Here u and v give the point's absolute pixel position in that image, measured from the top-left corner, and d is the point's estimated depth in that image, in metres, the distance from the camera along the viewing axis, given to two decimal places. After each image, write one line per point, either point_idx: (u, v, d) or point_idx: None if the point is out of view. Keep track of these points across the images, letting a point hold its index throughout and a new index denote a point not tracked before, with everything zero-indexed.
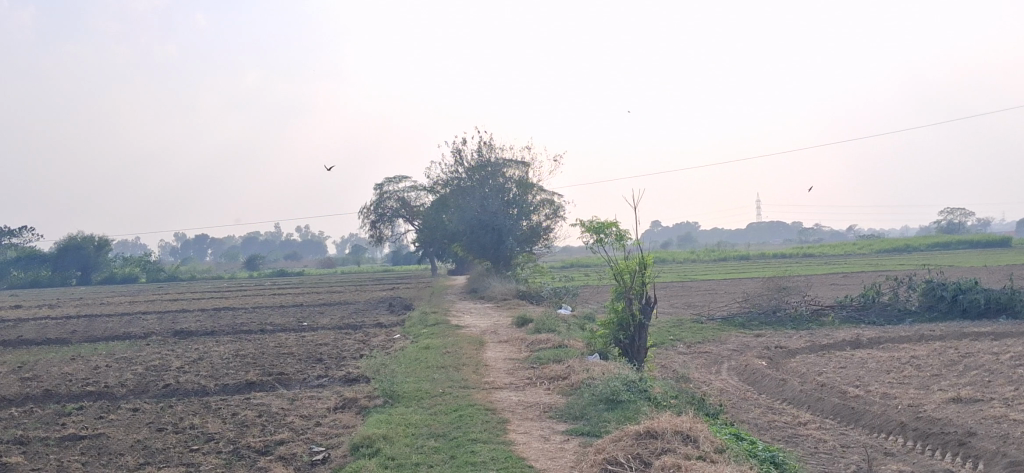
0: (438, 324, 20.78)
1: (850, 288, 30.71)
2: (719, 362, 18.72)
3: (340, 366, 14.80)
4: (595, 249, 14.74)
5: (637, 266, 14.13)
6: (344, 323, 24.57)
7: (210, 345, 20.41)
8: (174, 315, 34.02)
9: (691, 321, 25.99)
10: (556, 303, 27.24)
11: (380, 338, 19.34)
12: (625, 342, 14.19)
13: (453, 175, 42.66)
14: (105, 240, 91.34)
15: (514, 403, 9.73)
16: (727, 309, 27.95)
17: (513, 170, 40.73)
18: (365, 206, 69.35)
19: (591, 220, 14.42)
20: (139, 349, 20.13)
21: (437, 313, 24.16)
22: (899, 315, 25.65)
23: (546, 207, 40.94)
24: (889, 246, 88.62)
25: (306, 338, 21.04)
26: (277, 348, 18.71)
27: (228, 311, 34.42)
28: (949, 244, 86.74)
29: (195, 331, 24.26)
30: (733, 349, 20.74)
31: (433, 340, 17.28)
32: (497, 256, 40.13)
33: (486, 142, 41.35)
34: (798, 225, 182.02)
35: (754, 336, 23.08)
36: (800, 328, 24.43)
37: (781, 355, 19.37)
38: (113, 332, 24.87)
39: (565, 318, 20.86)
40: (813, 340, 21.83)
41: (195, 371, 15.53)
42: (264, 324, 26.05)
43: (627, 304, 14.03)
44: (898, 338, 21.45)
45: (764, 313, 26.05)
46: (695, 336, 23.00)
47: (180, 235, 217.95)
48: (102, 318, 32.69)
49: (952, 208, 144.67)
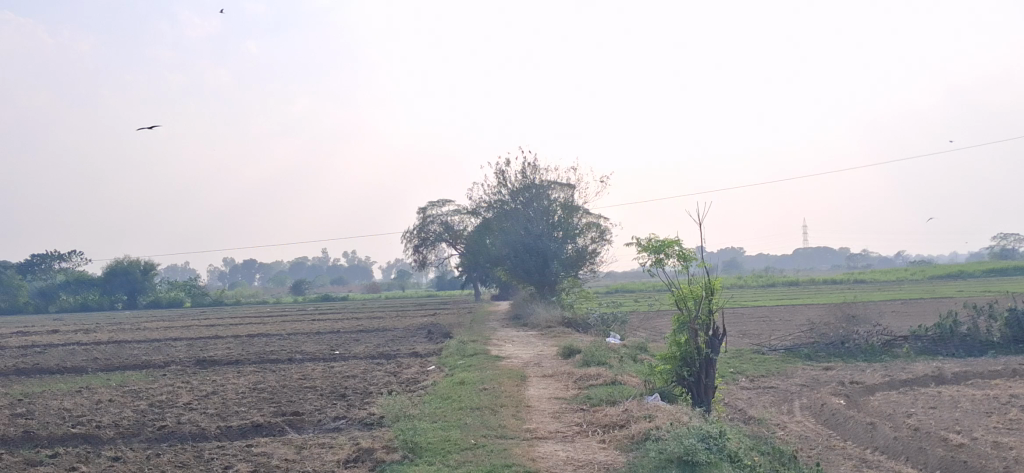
0: (476, 355, 18.96)
1: (921, 316, 28.32)
2: (790, 401, 16.70)
3: (363, 405, 13.07)
4: (653, 272, 12.82)
5: (703, 291, 12.25)
6: (377, 352, 22.88)
7: (229, 377, 18.83)
8: (204, 341, 32.70)
9: (752, 352, 23.84)
10: (602, 331, 25.31)
11: (412, 371, 17.63)
12: (690, 381, 12.32)
13: (497, 197, 40.97)
14: (151, 264, 90.58)
15: (561, 462, 7.89)
16: (790, 338, 25.84)
17: (558, 193, 38.93)
18: (408, 231, 68.05)
19: (649, 238, 12.52)
20: (154, 380, 18.65)
21: (476, 342, 22.33)
22: (982, 348, 23.30)
23: (593, 230, 38.77)
24: (942, 271, 85.37)
25: (333, 369, 19.35)
26: (300, 381, 17.03)
27: (262, 338, 33.03)
28: (1007, 271, 82.94)
29: (219, 361, 22.73)
30: (802, 384, 18.69)
31: (469, 373, 15.54)
32: (542, 282, 38.24)
33: (531, 163, 39.66)
34: (846, 251, 177.82)
35: (824, 369, 20.97)
36: (873, 360, 22.23)
37: (859, 393, 17.24)
38: (134, 361, 23.40)
39: (616, 348, 18.95)
40: (892, 374, 19.63)
41: (203, 409, 13.91)
42: (293, 352, 24.42)
43: (691, 337, 12.20)
44: (987, 373, 19.23)
45: (831, 343, 23.88)
46: (757, 368, 20.94)
47: (229, 261, 219.38)
48: (130, 345, 31.43)
49: (1008, 234, 139.33)
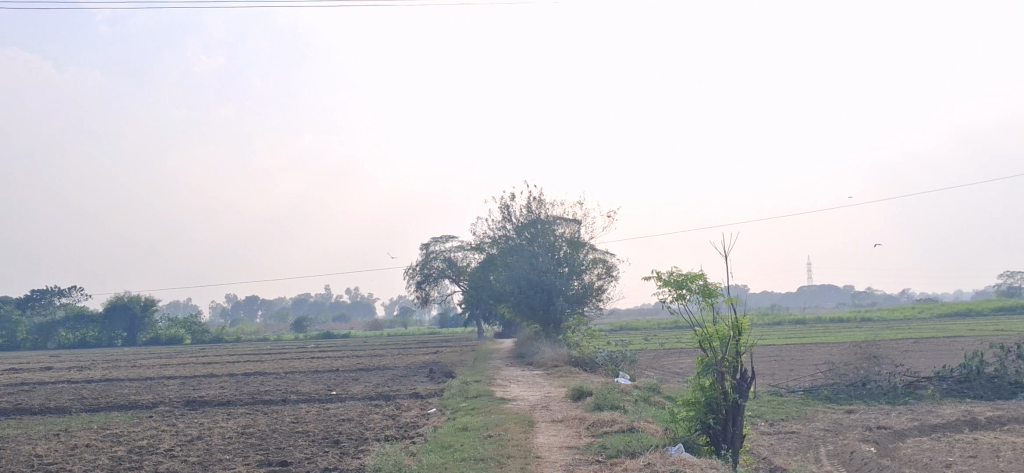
0: (480, 396, 17.90)
1: (943, 357, 27.18)
2: (815, 447, 15.62)
3: (357, 453, 12.04)
4: (675, 308, 11.85)
5: (731, 331, 11.28)
6: (376, 393, 21.80)
7: (218, 419, 17.79)
8: (198, 380, 31.62)
9: (768, 393, 22.74)
10: (611, 372, 24.25)
11: (412, 414, 16.57)
12: (715, 429, 11.37)
13: (501, 232, 40.14)
14: (152, 300, 89.67)
15: None
16: (807, 379, 24.73)
17: (564, 228, 38.03)
18: (411, 266, 67.16)
19: (671, 272, 11.58)
20: (138, 422, 17.61)
21: (480, 382, 21.27)
22: (1010, 389, 22.19)
23: (599, 266, 37.75)
24: (949, 310, 83.97)
25: (328, 411, 18.29)
26: (292, 425, 15.97)
27: (258, 377, 31.92)
28: (1015, 310, 81.59)
29: (210, 401, 21.69)
30: (825, 429, 17.59)
31: (473, 417, 14.50)
32: (546, 319, 37.09)
33: (536, 197, 38.85)
34: (850, 289, 176.71)
35: (846, 412, 19.89)
36: (896, 402, 21.15)
37: (888, 438, 16.15)
38: (120, 401, 22.31)
39: (627, 390, 17.91)
40: (920, 418, 18.49)
41: (183, 456, 12.87)
42: (287, 392, 23.34)
43: (716, 380, 11.29)
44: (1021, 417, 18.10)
45: (851, 385, 22.79)
46: (776, 411, 19.86)
47: (232, 297, 218.62)
48: (121, 384, 30.38)
49: (1013, 272, 137.99)
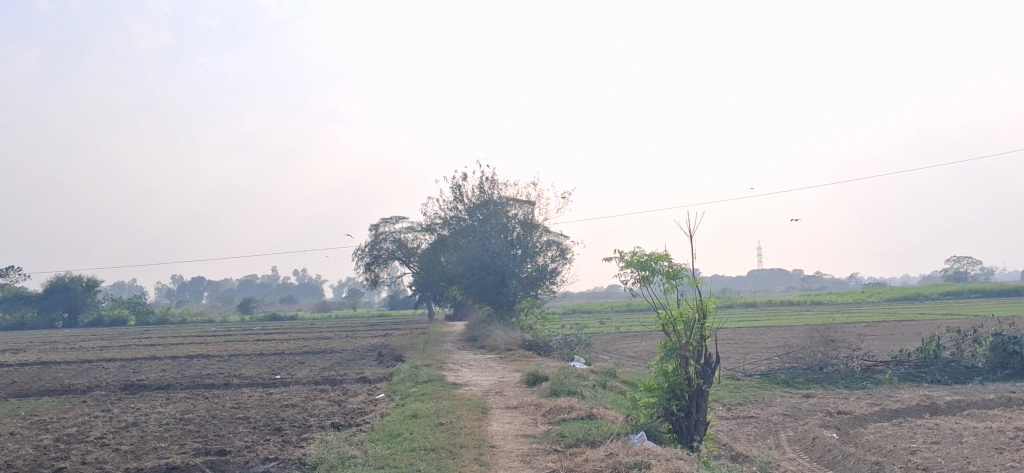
0: (431, 381, 17.28)
1: (897, 340, 27.14)
2: (776, 433, 15.25)
3: (301, 441, 11.36)
4: (637, 290, 11.31)
5: (696, 314, 10.82)
6: (323, 377, 21.06)
7: (155, 404, 16.94)
8: (138, 363, 30.59)
9: (725, 377, 22.43)
10: (565, 355, 23.77)
11: (359, 399, 15.88)
12: (678, 416, 10.91)
13: (453, 213, 39.38)
14: (94, 280, 87.54)
15: None
16: (764, 362, 24.47)
17: (517, 209, 37.43)
18: (361, 247, 66.08)
19: (635, 252, 11.05)
20: (68, 408, 16.66)
21: (432, 366, 20.65)
22: (966, 374, 22.12)
23: (552, 249, 37.14)
24: (898, 294, 85.03)
25: (271, 396, 17.52)
26: (233, 411, 15.17)
27: (201, 360, 30.89)
28: (960, 294, 82.93)
29: (147, 386, 20.73)
30: (785, 414, 17.26)
31: (424, 403, 13.87)
32: (499, 301, 36.56)
33: (489, 178, 38.12)
34: (798, 273, 179.06)
35: (804, 397, 19.62)
36: (853, 387, 20.97)
37: (849, 424, 15.85)
38: (52, 386, 21.26)
39: (583, 374, 17.40)
40: (879, 403, 18.23)
41: (114, 444, 12.05)
42: (230, 376, 22.47)
43: (680, 365, 10.83)
44: (980, 401, 17.95)
45: (808, 369, 22.56)
46: (734, 396, 19.53)
47: (178, 278, 215.37)
48: (55, 367, 29.17)
49: (957, 258, 140.76)
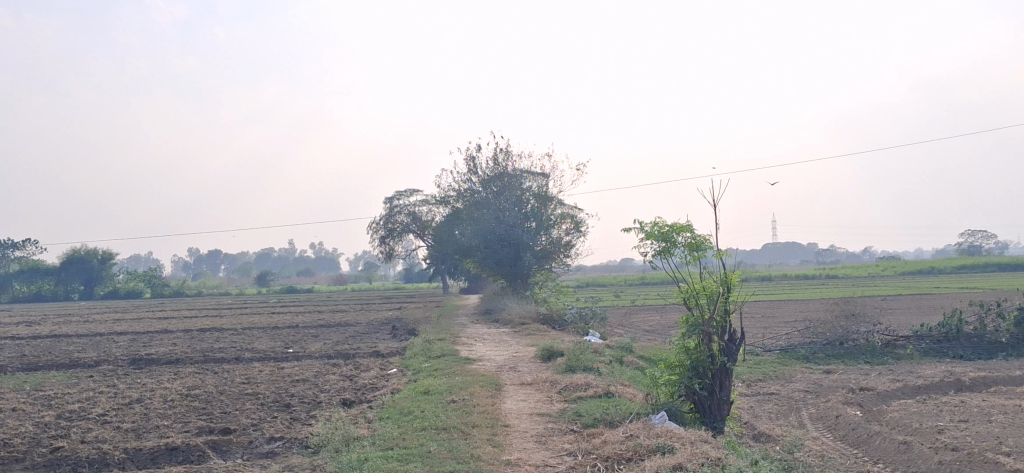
0: (444, 356, 16.88)
1: (918, 315, 26.55)
2: (798, 411, 14.77)
3: (308, 419, 10.99)
4: (658, 262, 10.89)
5: (720, 287, 10.39)
6: (335, 351, 20.71)
7: (164, 379, 16.64)
8: (151, 336, 30.34)
9: (743, 352, 21.96)
10: (581, 330, 23.33)
11: (371, 374, 15.50)
12: (701, 395, 10.48)
13: (467, 184, 38.90)
14: (110, 253, 87.54)
15: None
16: (783, 337, 23.93)
17: (532, 181, 36.92)
18: (375, 220, 65.72)
19: (655, 222, 10.63)
20: (76, 383, 16.37)
21: (445, 340, 20.27)
22: (989, 349, 21.57)
23: (566, 221, 36.83)
24: (912, 268, 84.15)
25: (281, 371, 17.16)
26: (241, 386, 14.81)
27: (214, 333, 30.65)
28: (976, 268, 81.97)
29: (155, 360, 20.42)
30: (806, 390, 16.80)
31: (436, 379, 13.47)
32: (513, 274, 36.15)
33: (503, 149, 37.60)
34: (813, 247, 177.98)
35: (824, 373, 19.13)
36: (875, 362, 20.48)
37: (873, 401, 15.36)
38: (61, 360, 20.98)
39: (598, 349, 16.94)
40: (902, 379, 17.72)
41: (118, 421, 11.74)
42: (241, 350, 22.15)
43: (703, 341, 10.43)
44: (1007, 378, 17.43)
45: (828, 344, 22.02)
46: (754, 371, 19.06)
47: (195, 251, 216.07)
48: (66, 341, 28.95)
49: (973, 231, 139.52)
